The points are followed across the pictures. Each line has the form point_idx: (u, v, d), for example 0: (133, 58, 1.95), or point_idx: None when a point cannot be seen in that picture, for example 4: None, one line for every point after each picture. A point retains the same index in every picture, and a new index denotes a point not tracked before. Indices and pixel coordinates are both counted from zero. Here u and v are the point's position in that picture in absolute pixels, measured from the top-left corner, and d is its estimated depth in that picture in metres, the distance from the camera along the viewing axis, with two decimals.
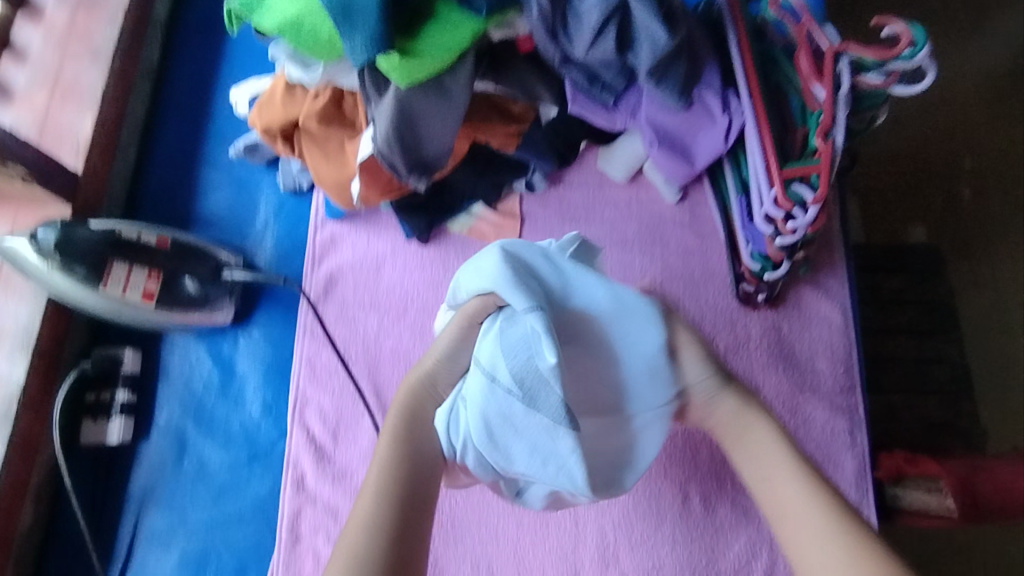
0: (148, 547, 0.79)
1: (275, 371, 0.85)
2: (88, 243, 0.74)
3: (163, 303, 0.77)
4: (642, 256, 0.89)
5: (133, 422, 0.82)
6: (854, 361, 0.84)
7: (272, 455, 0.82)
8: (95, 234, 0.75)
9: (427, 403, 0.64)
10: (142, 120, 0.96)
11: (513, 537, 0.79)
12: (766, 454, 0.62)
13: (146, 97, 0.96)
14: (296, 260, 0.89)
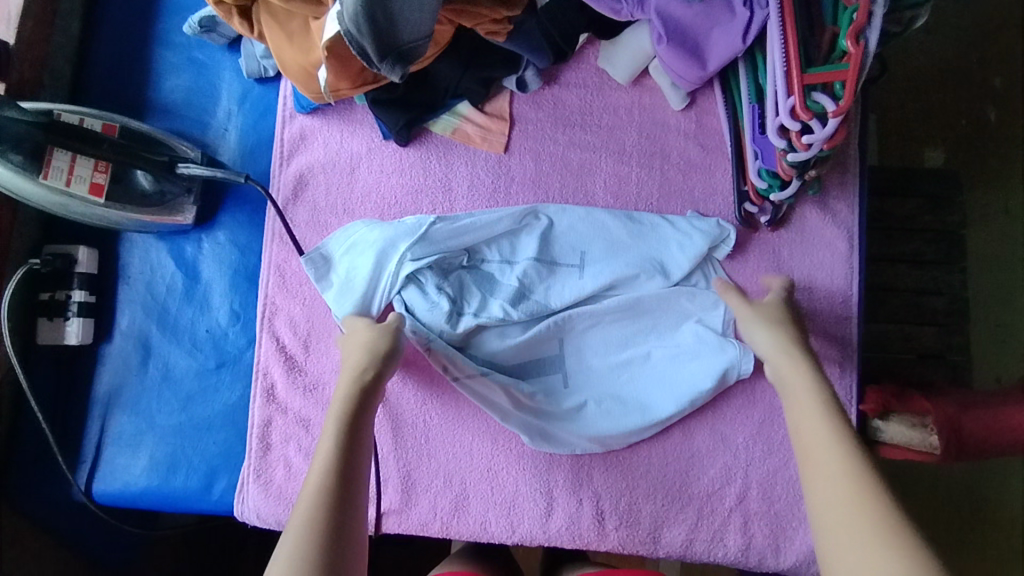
0: (117, 449, 0.77)
1: (243, 277, 0.81)
2: (21, 125, 0.66)
3: (114, 198, 0.71)
4: (640, 168, 0.81)
5: (93, 325, 0.78)
6: (853, 291, 0.79)
7: (241, 363, 0.80)
8: (30, 114, 0.67)
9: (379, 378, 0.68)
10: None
11: (488, 453, 0.78)
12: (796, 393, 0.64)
13: None
14: (263, 158, 0.82)
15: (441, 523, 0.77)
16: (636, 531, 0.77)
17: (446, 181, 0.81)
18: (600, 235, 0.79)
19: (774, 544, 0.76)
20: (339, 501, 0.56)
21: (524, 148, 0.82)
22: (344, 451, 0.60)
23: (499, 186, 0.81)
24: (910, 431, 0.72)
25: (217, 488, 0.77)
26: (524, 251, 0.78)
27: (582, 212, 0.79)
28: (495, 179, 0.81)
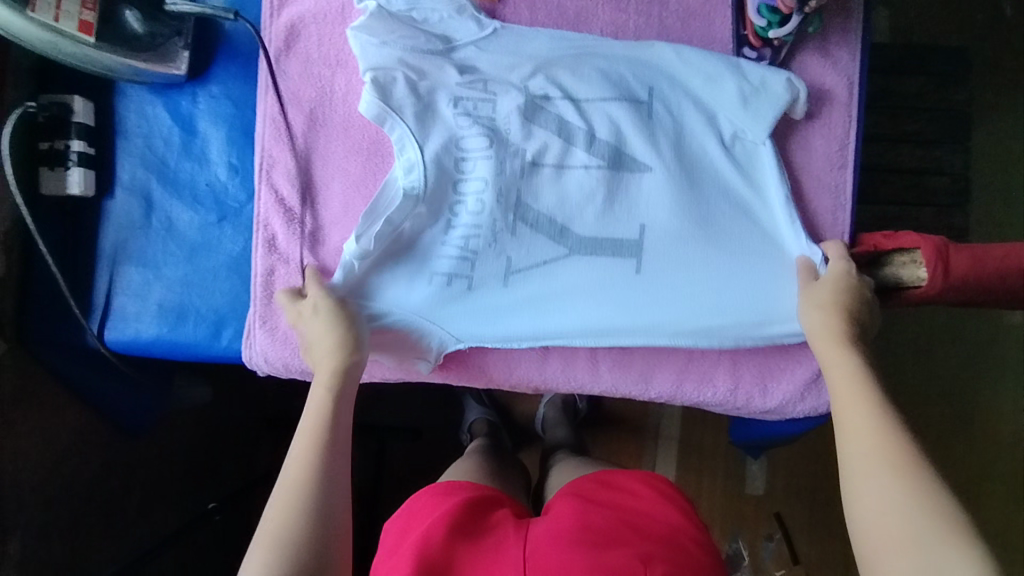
0: (127, 298, 0.80)
1: (238, 130, 0.81)
2: None
3: (104, 37, 0.70)
4: (637, 16, 0.80)
5: (94, 178, 0.79)
6: (850, 140, 0.80)
7: (242, 216, 0.81)
8: None
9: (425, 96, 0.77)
10: None
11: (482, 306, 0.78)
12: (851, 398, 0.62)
13: None
14: (253, 9, 0.81)
15: (443, 371, 0.81)
16: (627, 373, 0.80)
17: (448, 35, 0.79)
18: (600, 76, 0.77)
19: (762, 385, 0.80)
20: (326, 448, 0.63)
21: None
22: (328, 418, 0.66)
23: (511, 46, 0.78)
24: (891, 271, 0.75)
25: (225, 335, 0.80)
26: (506, 106, 0.77)
27: (575, 47, 0.78)
28: (504, 31, 0.79)
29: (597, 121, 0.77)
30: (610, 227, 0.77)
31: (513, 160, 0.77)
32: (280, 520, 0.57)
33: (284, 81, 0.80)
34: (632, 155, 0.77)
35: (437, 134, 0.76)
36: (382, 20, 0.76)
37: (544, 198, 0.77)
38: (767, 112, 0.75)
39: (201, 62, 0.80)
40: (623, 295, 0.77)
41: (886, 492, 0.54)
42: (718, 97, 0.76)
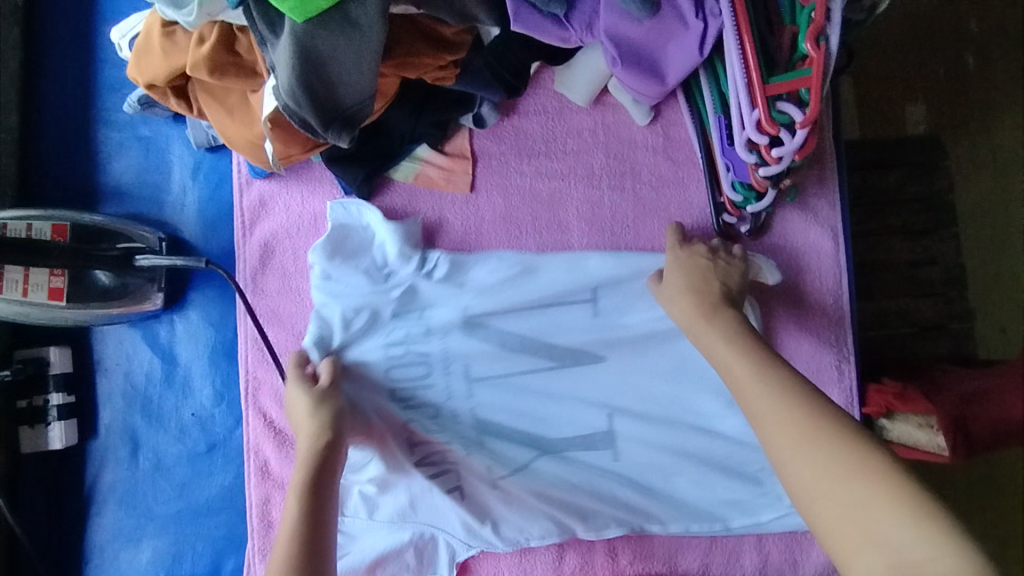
0: (118, 545, 0.76)
1: (221, 354, 0.79)
2: None
3: (76, 299, 0.69)
4: (611, 191, 0.79)
5: (76, 425, 0.76)
6: (843, 290, 0.78)
7: (231, 442, 0.78)
8: None
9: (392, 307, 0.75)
10: (28, 79, 0.80)
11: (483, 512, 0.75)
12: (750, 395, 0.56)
13: (27, 52, 0.80)
14: (225, 230, 0.80)
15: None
16: (650, 563, 0.77)
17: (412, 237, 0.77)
18: (569, 266, 0.76)
19: (793, 559, 0.76)
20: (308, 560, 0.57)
21: (490, 184, 0.80)
22: (308, 515, 0.60)
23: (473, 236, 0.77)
24: (908, 431, 0.72)
25: (225, 570, 0.76)
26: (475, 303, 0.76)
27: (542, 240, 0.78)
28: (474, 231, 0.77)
29: (566, 311, 0.76)
30: (583, 408, 0.76)
31: (489, 357, 0.76)
32: None
33: (264, 301, 0.78)
34: (605, 336, 0.76)
35: (408, 345, 0.75)
36: (350, 239, 0.75)
37: (516, 390, 0.76)
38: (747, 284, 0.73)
39: (177, 291, 0.78)
40: (616, 483, 0.75)
41: (861, 501, 0.47)
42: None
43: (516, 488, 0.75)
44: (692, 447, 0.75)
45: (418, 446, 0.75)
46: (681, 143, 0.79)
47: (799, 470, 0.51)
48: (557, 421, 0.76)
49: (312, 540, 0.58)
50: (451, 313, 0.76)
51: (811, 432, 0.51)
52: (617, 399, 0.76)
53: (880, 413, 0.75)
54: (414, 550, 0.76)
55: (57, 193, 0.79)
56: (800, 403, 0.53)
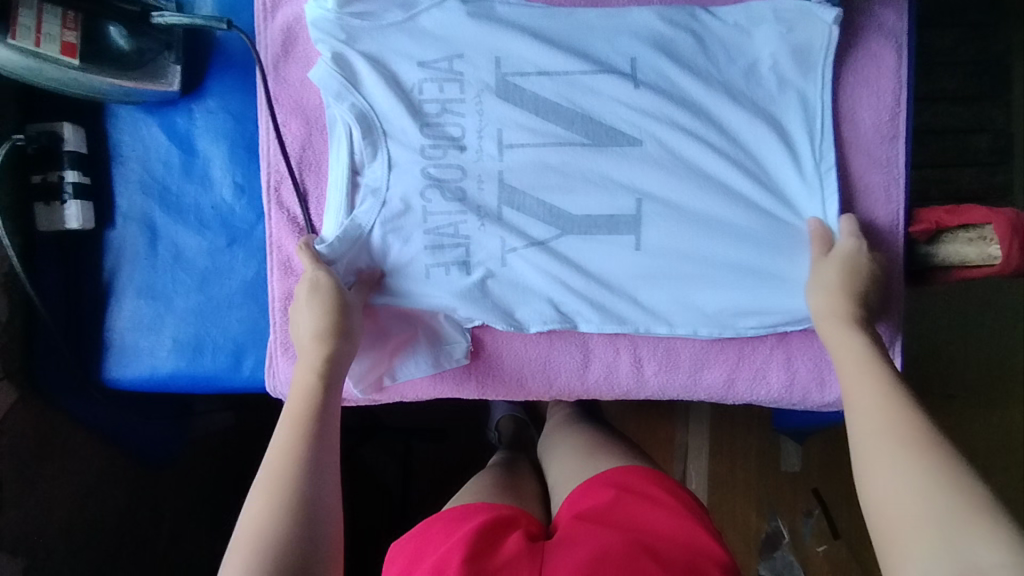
0: (138, 335, 0.75)
1: (241, 147, 0.75)
2: None
3: (91, 58, 0.65)
4: None
5: (93, 210, 0.74)
6: (901, 108, 0.73)
7: (253, 237, 0.76)
8: None
9: (398, 73, 0.72)
10: None
11: (495, 303, 0.73)
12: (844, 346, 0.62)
13: None
14: (246, 14, 0.75)
15: (476, 383, 0.77)
16: (675, 376, 0.76)
17: (411, 0, 0.71)
18: (602, 38, 0.71)
19: (821, 378, 0.75)
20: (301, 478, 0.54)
21: None
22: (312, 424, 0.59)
23: (496, 22, 0.71)
24: (959, 249, 0.70)
25: (246, 365, 0.76)
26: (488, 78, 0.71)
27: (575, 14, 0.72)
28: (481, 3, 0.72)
29: (595, 90, 0.71)
30: (610, 196, 0.72)
31: (503, 144, 0.72)
32: (265, 513, 0.52)
33: (286, 90, 0.74)
34: (626, 119, 0.71)
35: (417, 121, 0.72)
36: (373, 4, 0.71)
37: (547, 177, 0.72)
38: (771, 88, 0.70)
39: (194, 75, 0.74)
40: (631, 281, 0.73)
41: (896, 462, 0.51)
42: (722, 76, 0.70)
43: (529, 272, 0.73)
44: (725, 250, 0.71)
45: (420, 231, 0.73)
46: None
47: (870, 453, 0.53)
48: (569, 207, 0.72)
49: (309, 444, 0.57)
50: (479, 99, 0.71)
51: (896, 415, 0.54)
52: (646, 194, 0.71)
53: (929, 231, 0.72)
54: (431, 334, 0.75)
55: None
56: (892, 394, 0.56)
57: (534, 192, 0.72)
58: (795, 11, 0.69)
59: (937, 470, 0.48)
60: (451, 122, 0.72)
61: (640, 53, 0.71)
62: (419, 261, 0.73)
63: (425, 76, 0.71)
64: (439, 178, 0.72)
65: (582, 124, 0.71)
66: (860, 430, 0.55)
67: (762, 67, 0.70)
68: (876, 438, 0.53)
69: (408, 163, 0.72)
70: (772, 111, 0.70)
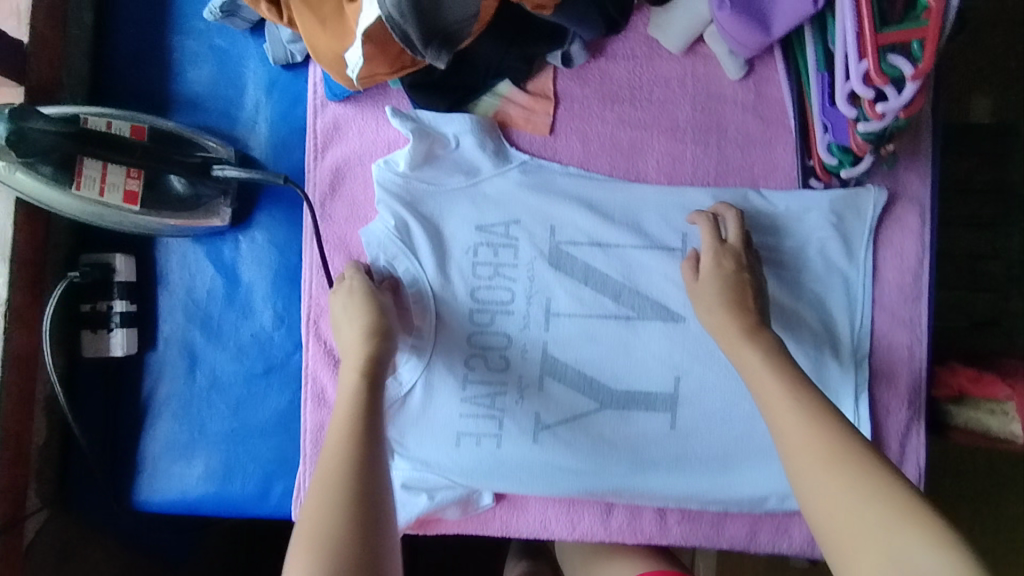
0: (171, 458, 0.77)
1: (284, 279, 0.78)
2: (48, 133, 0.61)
3: (150, 204, 0.67)
4: (694, 146, 0.77)
5: (136, 336, 0.76)
6: (924, 268, 0.76)
7: (288, 367, 0.78)
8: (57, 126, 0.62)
9: (455, 235, 0.76)
10: None
11: (531, 461, 0.76)
12: (749, 359, 0.61)
13: None
14: (297, 152, 0.78)
15: (500, 523, 0.79)
16: (697, 525, 0.78)
17: (474, 167, 0.76)
18: (653, 214, 0.76)
19: None
20: (365, 494, 0.52)
21: (571, 128, 0.77)
22: (358, 419, 0.57)
23: (557, 194, 0.76)
24: (978, 416, 0.72)
25: (274, 493, 0.76)
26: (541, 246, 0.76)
27: (628, 189, 0.77)
28: (537, 171, 0.77)
29: (639, 269, 0.76)
30: (653, 365, 0.76)
31: (549, 311, 0.77)
32: (332, 511, 0.51)
33: (331, 228, 0.77)
34: (671, 296, 0.76)
35: (471, 285, 0.76)
36: (436, 168, 0.75)
37: (586, 345, 0.77)
38: (817, 272, 0.75)
39: (241, 206, 0.77)
40: (662, 447, 0.76)
41: (845, 501, 0.49)
42: (769, 257, 0.75)
43: (567, 432, 0.76)
44: (756, 426, 0.75)
45: (457, 386, 0.76)
46: (771, 98, 0.76)
47: (821, 500, 0.50)
48: (604, 374, 0.76)
49: (364, 448, 0.55)
50: (531, 266, 0.77)
51: (842, 459, 0.51)
52: (682, 364, 0.76)
53: (951, 395, 0.75)
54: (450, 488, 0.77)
55: (127, 97, 0.77)
56: (806, 410, 0.55)
57: (575, 357, 0.77)
58: (846, 203, 0.74)
59: (913, 506, 0.47)
60: (503, 284, 0.77)
61: (689, 231, 0.76)
62: (461, 414, 0.76)
63: (481, 239, 0.76)
64: (485, 339, 0.77)
65: (628, 297, 0.76)
66: (790, 444, 0.54)
67: (809, 250, 0.75)
68: (810, 466, 0.52)
69: (456, 321, 0.76)
70: (812, 292, 0.75)
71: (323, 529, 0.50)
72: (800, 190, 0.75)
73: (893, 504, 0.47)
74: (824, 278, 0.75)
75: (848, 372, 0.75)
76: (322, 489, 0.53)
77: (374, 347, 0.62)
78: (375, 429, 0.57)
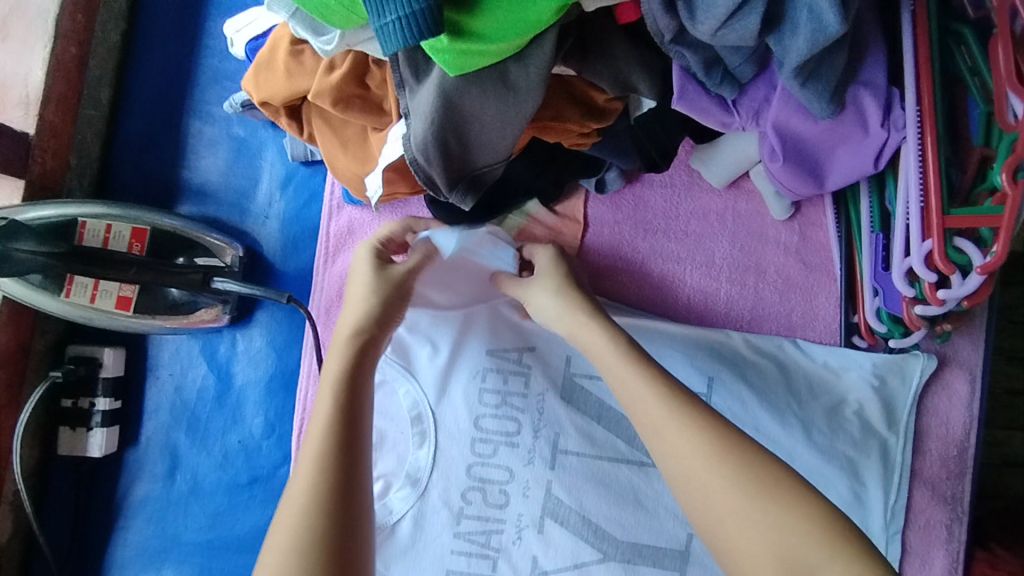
0: (140, 567, 0.71)
1: (279, 384, 0.73)
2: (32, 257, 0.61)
3: (144, 309, 0.66)
4: (730, 285, 0.72)
5: (118, 434, 0.71)
6: (971, 442, 0.69)
7: (274, 481, 0.71)
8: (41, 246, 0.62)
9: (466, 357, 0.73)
10: (131, 67, 0.77)
11: None
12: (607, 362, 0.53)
13: (138, 42, 0.78)
14: (306, 252, 0.73)
15: None
16: None
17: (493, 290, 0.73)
18: (681, 352, 0.70)
19: None
20: (350, 476, 0.46)
21: (597, 254, 0.73)
22: (343, 402, 0.50)
23: None
24: None
25: None
26: (554, 377, 0.73)
27: (654, 324, 0.71)
28: None
29: None
30: (665, 519, 0.69)
31: (557, 447, 0.71)
32: (298, 518, 0.43)
33: (334, 336, 0.72)
34: None
35: (477, 412, 0.72)
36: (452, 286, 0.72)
37: (595, 489, 0.70)
38: (855, 434, 0.68)
39: (244, 304, 0.73)
40: None
41: (738, 512, 0.42)
42: (801, 412, 0.68)
43: None
44: None
45: (449, 519, 0.70)
46: (815, 243, 0.71)
47: (711, 499, 0.44)
48: (611, 523, 0.69)
49: (349, 423, 0.49)
50: (542, 397, 0.72)
51: (718, 438, 0.45)
52: None
53: None
54: None
55: (139, 184, 0.75)
56: (690, 412, 0.47)
57: (581, 501, 0.70)
58: (890, 366, 0.68)
59: (782, 496, 0.42)
60: (509, 413, 0.72)
61: (718, 375, 0.69)
62: (452, 552, 0.70)
63: (492, 364, 0.73)
64: (485, 470, 0.71)
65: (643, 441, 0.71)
66: (667, 459, 0.47)
67: (845, 410, 0.69)
68: (694, 483, 0.45)
69: (457, 449, 0.71)
70: (848, 458, 0.68)
71: (300, 519, 0.43)
72: (838, 348, 0.70)
73: (782, 507, 0.42)
74: (863, 442, 0.68)
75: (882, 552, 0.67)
76: (296, 494, 0.45)
77: (371, 333, 0.55)
78: (358, 407, 0.50)
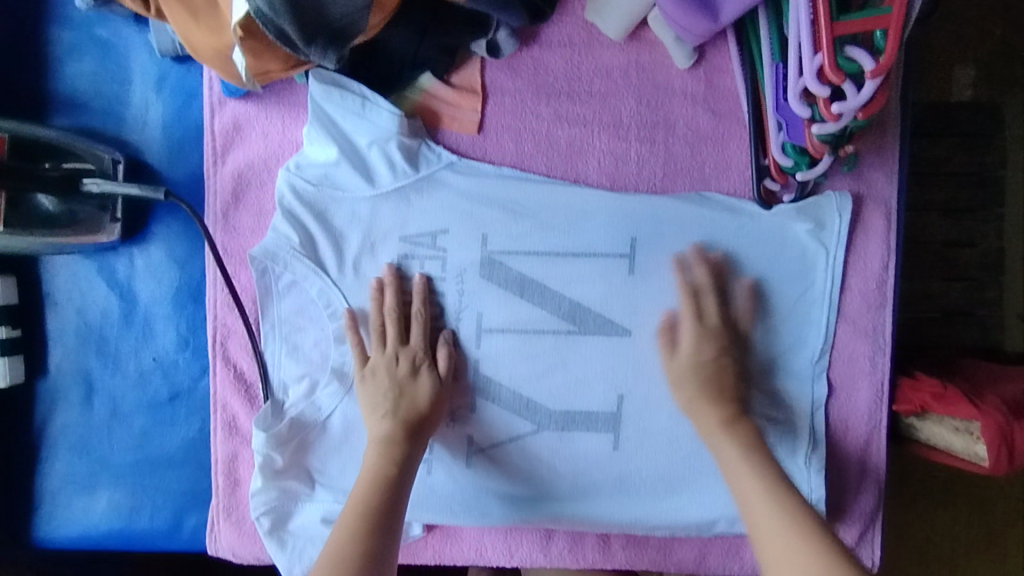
0: (73, 492, 0.70)
1: (187, 297, 0.70)
2: None
3: (13, 223, 0.61)
4: (639, 144, 0.69)
5: (23, 364, 0.69)
6: (890, 273, 0.69)
7: (197, 393, 0.71)
8: None
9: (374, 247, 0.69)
10: None
11: (463, 490, 0.71)
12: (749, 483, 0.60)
13: None
14: (194, 154, 0.69)
15: (433, 552, 0.74)
16: (643, 549, 0.73)
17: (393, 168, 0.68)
18: (593, 217, 0.69)
19: None
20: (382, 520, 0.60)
21: (501, 126, 0.70)
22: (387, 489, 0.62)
23: (485, 201, 0.69)
24: (942, 434, 0.65)
25: (187, 525, 0.71)
26: (469, 257, 0.69)
27: (565, 191, 0.69)
28: (466, 173, 0.69)
29: (578, 278, 0.69)
30: (593, 384, 0.70)
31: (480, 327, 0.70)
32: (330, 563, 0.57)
33: (236, 240, 0.69)
34: (613, 309, 0.69)
35: None
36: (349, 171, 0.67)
37: (523, 363, 0.70)
38: (772, 280, 0.68)
39: (133, 217, 0.69)
40: (603, 470, 0.70)
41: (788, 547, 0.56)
42: (719, 266, 0.68)
43: (503, 458, 0.71)
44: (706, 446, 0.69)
45: None
46: (723, 92, 0.69)
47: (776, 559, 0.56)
48: (542, 395, 0.70)
49: (394, 482, 0.62)
50: (460, 280, 0.69)
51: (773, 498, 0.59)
52: (626, 383, 0.69)
53: (913, 410, 0.68)
54: None
55: None
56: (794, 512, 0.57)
57: (511, 377, 0.70)
58: (804, 204, 0.68)
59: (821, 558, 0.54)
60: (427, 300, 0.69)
61: (637, 236, 0.68)
62: None
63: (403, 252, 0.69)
64: None
65: (567, 311, 0.69)
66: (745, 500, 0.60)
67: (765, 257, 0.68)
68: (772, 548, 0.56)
69: None
70: (767, 303, 0.68)
71: None
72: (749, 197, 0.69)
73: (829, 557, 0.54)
74: (785, 285, 0.68)
75: (805, 390, 0.69)
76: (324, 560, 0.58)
77: (419, 421, 0.65)
78: (398, 494, 0.62)
